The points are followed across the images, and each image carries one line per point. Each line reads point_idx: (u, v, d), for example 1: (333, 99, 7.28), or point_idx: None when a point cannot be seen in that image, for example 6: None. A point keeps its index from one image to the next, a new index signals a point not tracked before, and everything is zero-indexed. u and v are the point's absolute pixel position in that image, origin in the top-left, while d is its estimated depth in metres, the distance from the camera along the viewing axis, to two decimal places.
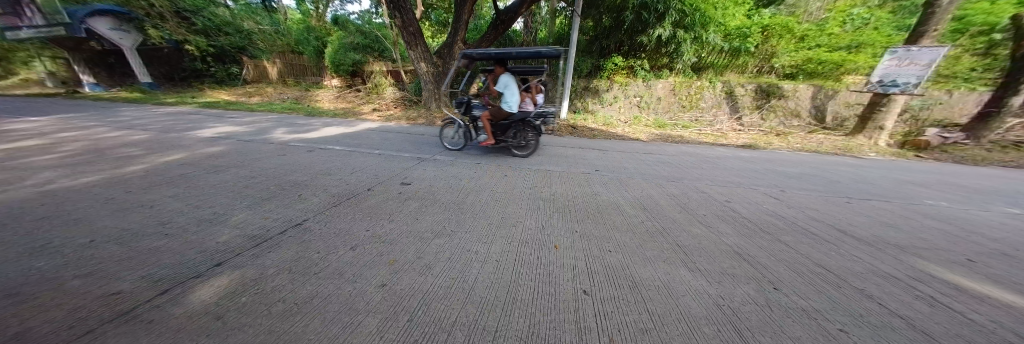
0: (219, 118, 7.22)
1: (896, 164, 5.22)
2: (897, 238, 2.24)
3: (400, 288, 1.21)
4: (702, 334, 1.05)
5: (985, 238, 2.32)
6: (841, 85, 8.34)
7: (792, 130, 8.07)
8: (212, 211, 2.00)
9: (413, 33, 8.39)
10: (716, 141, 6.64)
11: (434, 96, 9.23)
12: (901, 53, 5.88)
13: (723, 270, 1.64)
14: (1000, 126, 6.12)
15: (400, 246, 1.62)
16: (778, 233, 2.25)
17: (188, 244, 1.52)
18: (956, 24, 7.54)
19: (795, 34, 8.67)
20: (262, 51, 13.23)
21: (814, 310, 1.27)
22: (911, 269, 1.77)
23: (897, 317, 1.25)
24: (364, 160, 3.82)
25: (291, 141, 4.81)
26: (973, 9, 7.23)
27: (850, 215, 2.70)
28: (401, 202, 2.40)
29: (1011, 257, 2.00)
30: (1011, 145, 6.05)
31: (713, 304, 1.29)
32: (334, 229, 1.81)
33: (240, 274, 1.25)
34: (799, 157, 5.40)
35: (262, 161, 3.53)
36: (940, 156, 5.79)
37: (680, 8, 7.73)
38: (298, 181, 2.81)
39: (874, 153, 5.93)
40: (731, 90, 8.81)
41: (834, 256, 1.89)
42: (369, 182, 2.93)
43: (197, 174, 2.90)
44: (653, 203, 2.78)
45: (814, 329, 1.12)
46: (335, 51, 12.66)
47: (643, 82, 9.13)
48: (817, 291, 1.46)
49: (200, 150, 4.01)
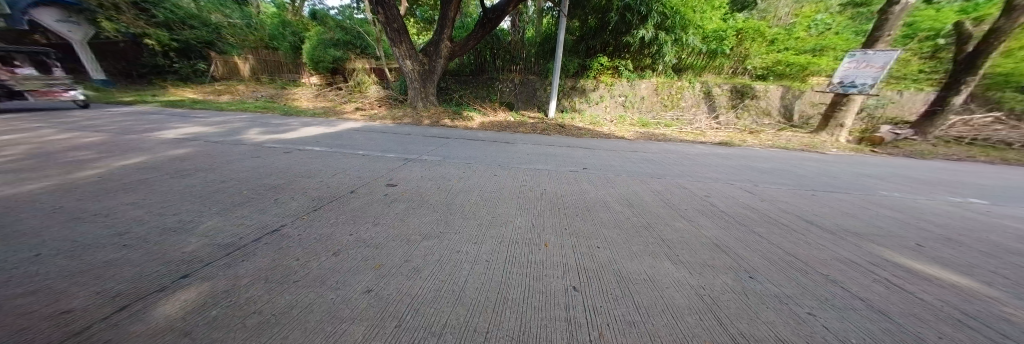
0: (184, 118, 6.74)
1: (854, 158, 5.69)
2: (856, 227, 2.43)
3: (386, 294, 1.17)
4: (686, 324, 1.11)
5: (931, 224, 2.56)
6: (806, 86, 9.04)
7: (762, 127, 8.54)
8: (177, 219, 1.85)
9: (398, 30, 8.17)
10: (696, 139, 6.94)
11: (420, 95, 9.06)
12: (859, 56, 6.37)
13: (704, 261, 1.70)
14: (943, 123, 6.79)
15: (386, 250, 1.57)
16: (753, 225, 2.37)
17: (152, 255, 1.40)
18: (907, 29, 8.50)
19: (766, 37, 9.18)
20: (233, 46, 12.56)
21: (787, 297, 1.35)
22: (871, 255, 1.92)
23: (858, 299, 1.36)
24: (347, 161, 3.70)
25: (265, 143, 4.55)
26: (923, 16, 8.26)
27: (816, 207, 2.89)
28: (387, 204, 2.33)
29: (951, 241, 2.23)
30: (953, 140, 7.09)
31: (695, 294, 1.34)
32: (314, 234, 1.73)
33: (209, 286, 1.16)
34: (770, 153, 5.75)
35: (234, 163, 3.33)
36: (893, 151, 6.31)
37: (661, 10, 8.07)
38: (273, 184, 2.66)
39: (836, 149, 6.39)
40: (709, 90, 9.22)
41: (802, 245, 2.02)
42: (351, 184, 2.83)
43: (161, 178, 2.70)
44: (638, 200, 2.85)
45: (786, 316, 1.19)
46: (313, 47, 12.00)
47: (628, 82, 9.36)
48: (788, 278, 1.55)
49: (163, 152, 3.73)
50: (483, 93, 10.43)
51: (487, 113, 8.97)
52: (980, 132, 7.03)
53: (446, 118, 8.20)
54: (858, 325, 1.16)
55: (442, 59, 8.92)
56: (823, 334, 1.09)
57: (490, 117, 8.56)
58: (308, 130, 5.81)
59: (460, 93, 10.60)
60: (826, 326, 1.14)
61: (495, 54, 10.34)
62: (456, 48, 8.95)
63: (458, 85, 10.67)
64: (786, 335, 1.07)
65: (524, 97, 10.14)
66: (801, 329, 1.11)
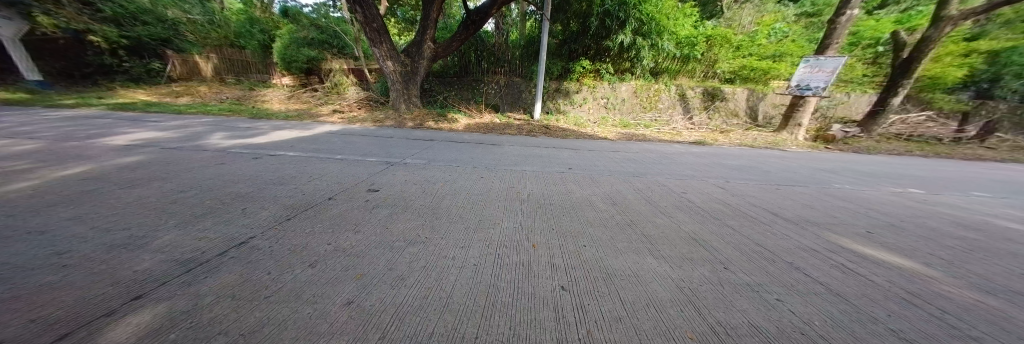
0: (136, 122, 6.13)
1: (812, 154, 6.22)
2: (815, 217, 2.65)
3: (370, 305, 1.12)
4: (669, 316, 1.16)
5: (877, 213, 2.85)
6: (768, 89, 9.78)
7: (732, 127, 9.11)
8: (127, 234, 1.66)
9: (377, 30, 7.94)
10: (674, 139, 7.28)
11: (402, 97, 8.83)
12: (812, 62, 6.97)
13: (683, 255, 1.78)
14: (883, 122, 7.65)
15: (368, 258, 1.50)
16: (726, 218, 2.52)
17: (96, 275, 1.23)
18: (852, 37, 9.42)
19: (732, 44, 9.84)
20: (193, 45, 11.85)
21: (757, 284, 1.45)
22: (829, 243, 2.09)
23: (818, 284, 1.49)
24: (325, 166, 3.53)
25: (232, 148, 4.23)
26: (865, 26, 9.25)
27: (780, 200, 3.12)
28: (368, 211, 2.24)
29: (893, 227, 2.49)
30: (894, 136, 7.99)
31: (676, 287, 1.40)
32: (288, 245, 1.61)
33: (166, 306, 1.05)
34: (739, 151, 6.15)
35: (195, 171, 3.06)
36: (845, 147, 6.97)
37: (638, 16, 8.48)
38: (241, 193, 2.47)
39: (795, 146, 6.96)
40: (683, 93, 9.72)
41: (770, 236, 2.17)
42: (329, 190, 2.70)
43: (109, 190, 2.42)
44: (621, 198, 2.93)
45: (757, 303, 1.28)
46: (285, 46, 11.34)
47: (609, 84, 9.65)
48: (758, 266, 1.67)
49: (111, 160, 3.35)
50: (468, 95, 10.37)
51: (473, 114, 8.95)
52: (915, 130, 8.18)
53: (430, 120, 8.04)
54: (819, 309, 1.27)
55: (425, 60, 8.75)
56: (790, 318, 1.19)
57: (476, 119, 8.54)
58: (280, 133, 5.49)
59: (445, 95, 10.48)
60: (792, 310, 1.24)
61: (479, 56, 10.29)
62: (439, 50, 8.82)
63: (443, 87, 10.54)
64: (758, 320, 1.15)
65: (509, 99, 10.19)
66: (770, 314, 1.20)
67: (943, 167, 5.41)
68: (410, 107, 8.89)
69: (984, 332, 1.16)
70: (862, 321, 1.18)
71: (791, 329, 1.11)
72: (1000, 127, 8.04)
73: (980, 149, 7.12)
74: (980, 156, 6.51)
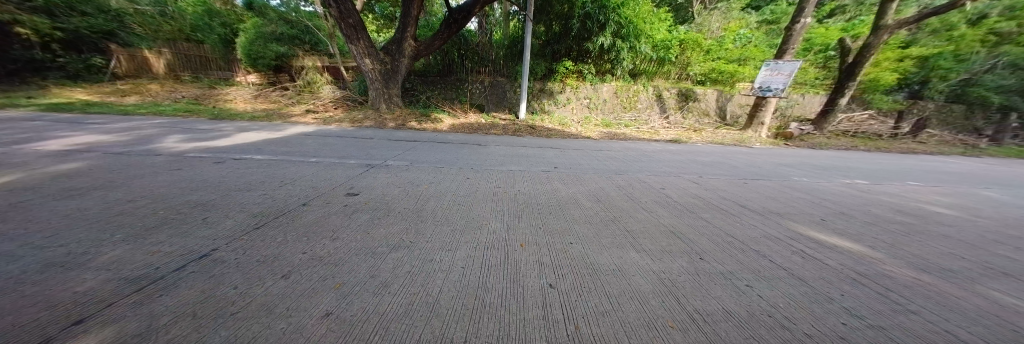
0: (73, 124, 5.45)
1: (774, 150, 6.74)
2: (777, 207, 2.86)
3: (350, 315, 1.05)
4: (651, 307, 1.19)
5: (830, 202, 3.12)
6: (735, 90, 10.49)
7: (705, 126, 9.66)
8: (65, 250, 1.46)
9: (354, 26, 7.61)
10: (652, 137, 7.59)
11: (382, 96, 8.52)
12: (772, 65, 7.56)
13: (663, 248, 1.85)
14: (834, 120, 8.43)
15: (348, 266, 1.43)
16: (701, 212, 2.65)
17: (25, 299, 1.07)
18: (806, 44, 10.33)
19: (702, 48, 10.45)
20: (142, 38, 10.82)
21: (729, 273, 1.54)
22: (791, 231, 2.27)
23: (782, 269, 1.61)
24: (298, 169, 3.32)
25: (190, 152, 3.87)
26: (817, 33, 10.12)
27: (748, 193, 3.34)
28: (348, 216, 2.12)
29: (842, 214, 2.75)
30: (842, 133, 8.86)
31: (658, 278, 1.45)
32: (257, 256, 1.49)
33: (112, 330, 0.92)
34: (712, 148, 6.53)
35: (148, 178, 2.77)
36: (802, 144, 7.60)
37: (617, 20, 8.77)
38: (200, 201, 2.26)
39: (759, 143, 7.51)
40: (660, 93, 10.15)
41: (741, 227, 2.30)
42: (303, 195, 2.54)
43: (42, 201, 2.13)
44: (605, 195, 3.00)
45: (730, 289, 1.36)
46: (249, 41, 10.53)
47: (591, 85, 9.89)
48: (731, 256, 1.76)
49: (43, 167, 2.95)
50: (451, 95, 10.20)
51: (457, 114, 8.85)
52: (860, 127, 9.11)
53: (413, 120, 7.83)
54: (784, 292, 1.36)
55: (406, 58, 8.50)
56: (758, 301, 1.27)
57: (460, 119, 8.44)
58: (248, 135, 5.10)
59: (427, 94, 10.22)
60: (760, 295, 1.32)
61: (462, 55, 10.17)
62: (421, 48, 8.61)
63: (425, 86, 10.29)
64: (731, 306, 1.22)
65: (494, 99, 10.13)
66: (742, 299, 1.27)
67: (882, 160, 6.06)
68: (391, 107, 8.62)
69: (921, 306, 1.30)
70: (819, 301, 1.29)
71: (760, 312, 1.18)
72: (927, 123, 9.18)
73: (913, 144, 8.07)
74: (914, 150, 7.34)
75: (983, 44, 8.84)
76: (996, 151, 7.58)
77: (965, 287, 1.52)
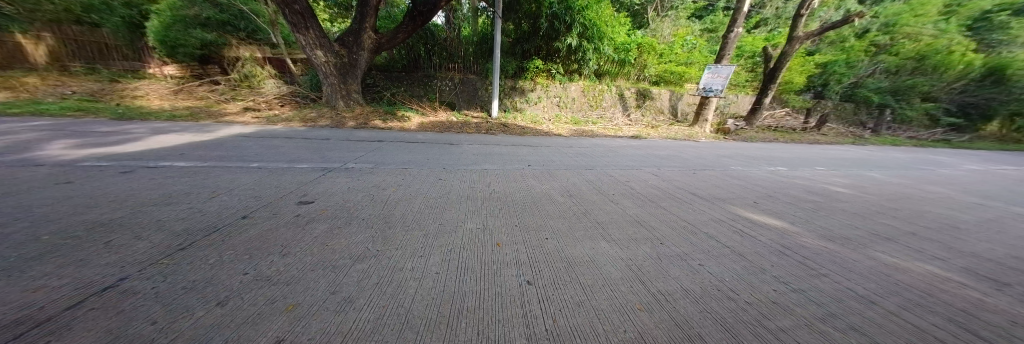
0: None
1: (718, 144, 7.59)
2: (721, 193, 3.21)
3: (305, 339, 0.92)
4: (620, 292, 1.24)
5: (762, 187, 3.58)
6: (684, 90, 11.65)
7: (661, 123, 10.55)
8: None
9: (300, 13, 6.84)
10: (617, 134, 8.08)
11: (338, 93, 7.82)
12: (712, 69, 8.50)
13: (629, 236, 1.96)
14: (760, 117, 9.78)
15: (302, 283, 1.26)
16: (661, 201, 2.86)
17: None
18: (739, 50, 11.85)
19: (658, 51, 11.36)
20: (10, 18, 8.63)
21: (684, 254, 1.67)
22: (732, 213, 2.55)
23: (726, 247, 1.79)
24: (237, 176, 2.89)
25: (87, 160, 3.15)
26: (747, 42, 11.67)
27: (697, 182, 3.69)
28: (301, 228, 1.89)
29: (770, 196, 3.17)
30: (768, 127, 10.32)
31: (626, 265, 1.52)
32: (183, 282, 1.25)
33: None
34: (667, 143, 7.14)
35: (24, 194, 2.19)
36: (738, 137, 8.67)
37: (582, 21, 9.14)
38: (101, 220, 1.84)
39: (705, 138, 8.38)
40: (622, 92, 10.81)
41: (692, 212, 2.53)
42: (242, 206, 2.21)
43: None
44: (577, 190, 3.08)
45: (685, 269, 1.48)
46: (163, 25, 8.82)
47: (561, 84, 10.16)
48: (685, 239, 1.92)
49: None
50: (419, 92, 9.73)
51: (426, 112, 8.48)
52: (779, 122, 10.75)
53: (376, 119, 7.31)
54: (728, 267, 1.52)
55: (365, 52, 7.88)
56: (710, 278, 1.39)
57: (429, 117, 8.10)
58: (168, 139, 4.31)
59: (391, 91, 9.59)
60: (711, 272, 1.46)
61: (429, 51, 9.78)
62: (383, 41, 8.03)
63: (389, 82, 9.65)
64: (688, 284, 1.32)
65: (464, 96, 9.91)
66: (696, 278, 1.39)
67: (799, 150, 7.15)
68: (348, 105, 7.95)
69: (831, 270, 1.53)
70: (755, 273, 1.46)
71: (711, 287, 1.30)
72: (828, 118, 11.08)
73: (819, 135, 9.68)
74: (819, 141, 8.82)
75: (867, 53, 10.93)
76: (876, 140, 9.44)
77: (859, 251, 1.84)
